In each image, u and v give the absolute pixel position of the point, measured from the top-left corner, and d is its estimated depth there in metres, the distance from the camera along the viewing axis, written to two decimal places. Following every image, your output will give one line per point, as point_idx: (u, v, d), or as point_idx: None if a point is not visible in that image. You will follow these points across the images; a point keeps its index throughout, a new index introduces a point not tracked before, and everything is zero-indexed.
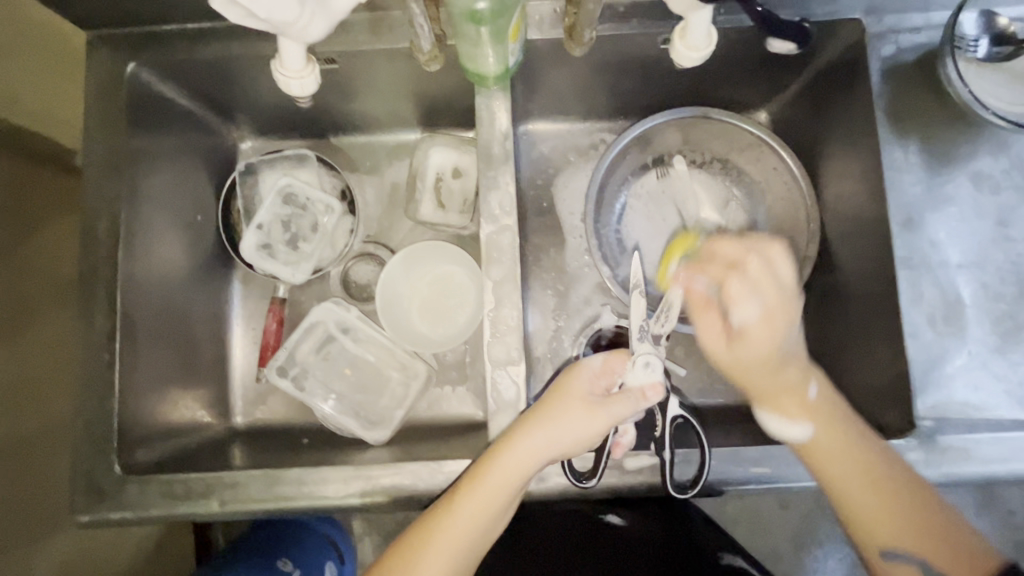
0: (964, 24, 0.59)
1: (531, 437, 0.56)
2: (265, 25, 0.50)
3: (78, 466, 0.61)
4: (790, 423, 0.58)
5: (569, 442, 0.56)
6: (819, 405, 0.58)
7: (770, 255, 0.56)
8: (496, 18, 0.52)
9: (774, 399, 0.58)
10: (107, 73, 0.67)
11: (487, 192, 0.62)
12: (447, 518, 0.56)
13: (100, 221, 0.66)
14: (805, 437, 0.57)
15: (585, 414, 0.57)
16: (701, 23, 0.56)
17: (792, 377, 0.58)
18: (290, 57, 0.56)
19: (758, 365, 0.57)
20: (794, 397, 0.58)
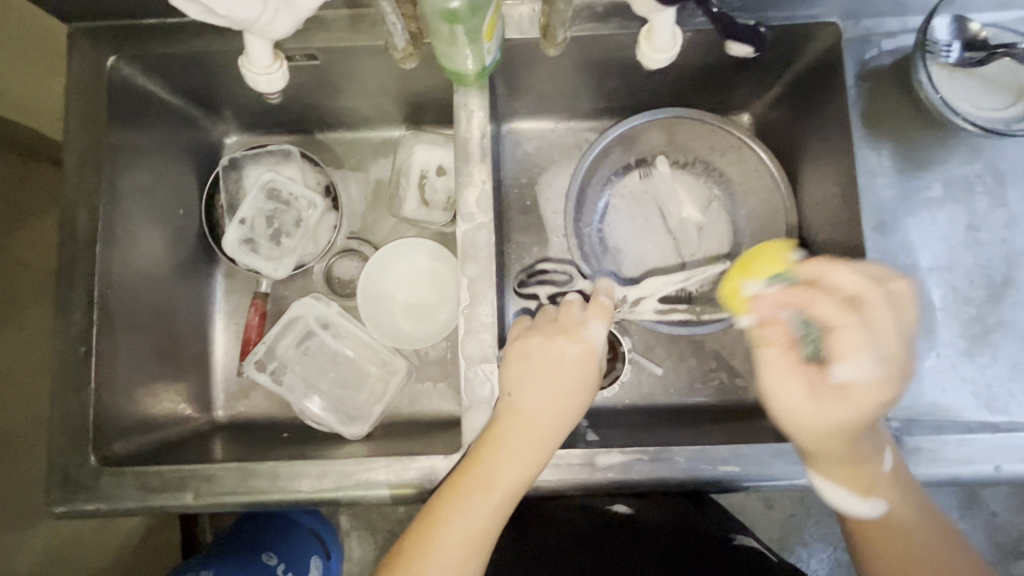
0: (937, 29, 0.60)
1: (548, 410, 0.59)
2: (225, 21, 0.51)
3: (54, 457, 0.62)
4: (863, 500, 0.57)
5: (570, 410, 0.60)
6: (889, 478, 0.56)
7: (897, 294, 0.54)
8: (470, 17, 0.52)
9: (850, 474, 0.56)
10: (88, 67, 0.67)
11: (464, 190, 0.62)
12: (455, 506, 0.56)
13: (79, 214, 0.66)
14: (878, 513, 0.57)
15: (582, 382, 0.61)
16: (666, 25, 0.58)
17: (867, 441, 0.55)
18: (257, 54, 0.58)
19: (865, 419, 0.54)
20: (855, 470, 0.56)
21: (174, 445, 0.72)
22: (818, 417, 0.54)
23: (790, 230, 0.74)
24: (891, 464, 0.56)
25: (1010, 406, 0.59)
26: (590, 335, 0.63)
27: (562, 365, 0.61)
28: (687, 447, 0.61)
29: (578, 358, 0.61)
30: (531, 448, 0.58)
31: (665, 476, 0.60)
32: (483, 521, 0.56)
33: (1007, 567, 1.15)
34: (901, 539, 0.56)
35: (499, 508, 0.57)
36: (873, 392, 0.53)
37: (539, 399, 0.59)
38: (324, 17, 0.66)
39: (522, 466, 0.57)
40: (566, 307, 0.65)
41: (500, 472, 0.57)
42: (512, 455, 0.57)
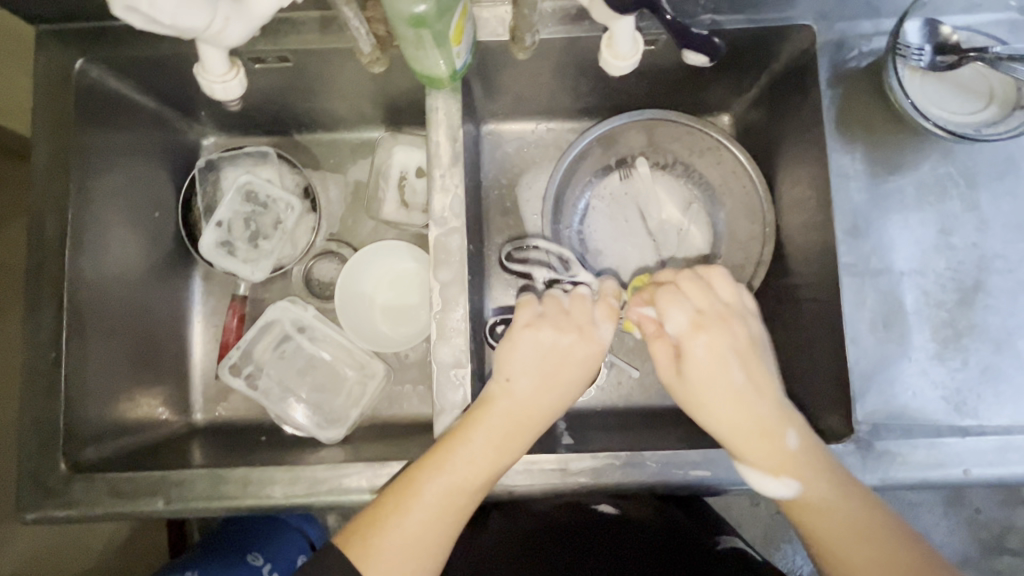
0: (908, 33, 0.60)
1: (542, 404, 0.59)
2: (171, 31, 0.50)
3: (24, 464, 0.62)
4: (773, 478, 0.55)
5: (563, 405, 0.61)
6: (798, 455, 0.54)
7: (710, 276, 0.60)
8: (437, 22, 0.51)
9: (741, 448, 0.56)
10: (56, 70, 0.66)
11: (435, 194, 0.62)
12: (434, 477, 0.55)
13: (48, 218, 0.66)
14: (793, 492, 0.54)
15: (581, 379, 0.61)
16: (625, 32, 0.59)
17: (762, 413, 0.55)
18: (212, 63, 0.59)
19: (713, 386, 0.56)
20: (772, 447, 0.55)
21: (149, 449, 0.72)
22: (706, 395, 0.56)
23: (767, 232, 0.74)
24: (797, 442, 0.55)
25: (980, 410, 0.59)
26: (600, 335, 0.62)
27: (569, 359, 0.61)
28: (658, 452, 0.61)
29: (584, 354, 0.61)
30: (517, 436, 0.58)
31: (635, 480, 0.60)
32: (458, 497, 0.56)
33: (989, 563, 1.15)
34: (817, 518, 0.53)
35: (477, 487, 0.56)
36: (735, 361, 0.57)
37: (534, 386, 0.60)
38: (294, 19, 0.65)
39: (505, 449, 0.58)
40: (577, 299, 0.64)
41: (482, 451, 0.57)
42: (498, 438, 0.57)
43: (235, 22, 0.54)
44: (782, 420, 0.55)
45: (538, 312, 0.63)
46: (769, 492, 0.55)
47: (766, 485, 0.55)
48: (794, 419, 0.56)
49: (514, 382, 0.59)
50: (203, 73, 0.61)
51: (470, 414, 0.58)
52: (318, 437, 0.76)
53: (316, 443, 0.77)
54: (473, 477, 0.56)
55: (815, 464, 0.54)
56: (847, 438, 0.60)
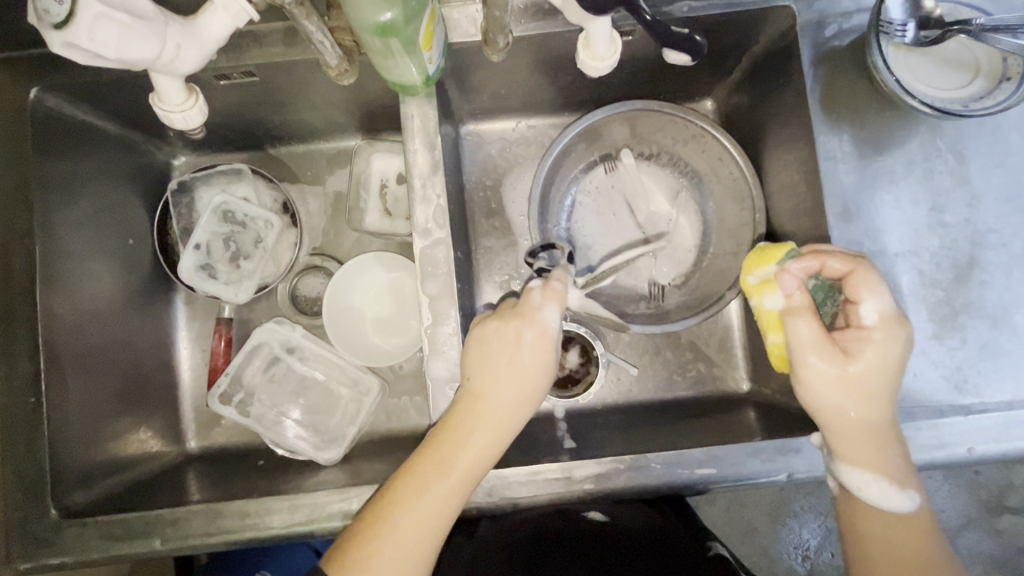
0: (890, 8, 0.58)
1: (502, 394, 0.57)
2: (116, 65, 0.48)
3: (11, 514, 0.60)
4: (898, 491, 0.55)
5: (524, 394, 0.58)
6: (911, 466, 0.56)
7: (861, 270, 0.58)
8: (405, 29, 0.49)
9: (880, 452, 0.55)
10: (10, 102, 0.63)
11: (417, 205, 0.60)
12: (410, 487, 0.55)
13: (14, 258, 0.63)
14: (912, 505, 0.55)
15: (537, 366, 0.58)
16: (602, 33, 0.56)
17: (892, 424, 0.55)
18: (169, 92, 0.56)
19: (878, 383, 0.54)
20: (896, 453, 0.55)
21: (143, 485, 0.70)
22: (850, 397, 0.54)
23: (758, 218, 0.72)
24: (910, 455, 0.57)
25: (981, 386, 0.58)
26: (544, 319, 0.59)
27: (519, 349, 0.58)
28: (662, 453, 0.61)
29: (533, 339, 0.58)
30: (493, 433, 0.56)
31: (640, 483, 0.60)
32: (439, 505, 0.55)
33: (990, 522, 1.17)
34: (909, 532, 0.55)
35: (451, 491, 0.55)
36: (884, 358, 0.53)
37: (499, 384, 0.57)
38: (256, 32, 0.62)
39: (475, 447, 0.56)
40: (525, 291, 0.61)
41: (456, 455, 0.55)
42: (472, 439, 0.56)
43: (188, 48, 0.51)
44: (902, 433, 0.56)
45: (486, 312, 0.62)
46: (875, 498, 0.56)
47: (873, 490, 0.55)
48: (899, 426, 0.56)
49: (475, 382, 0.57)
50: (159, 102, 0.58)
51: (439, 422, 0.57)
52: (315, 459, 0.75)
53: (315, 464, 0.75)
54: (450, 481, 0.55)
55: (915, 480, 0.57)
56: None
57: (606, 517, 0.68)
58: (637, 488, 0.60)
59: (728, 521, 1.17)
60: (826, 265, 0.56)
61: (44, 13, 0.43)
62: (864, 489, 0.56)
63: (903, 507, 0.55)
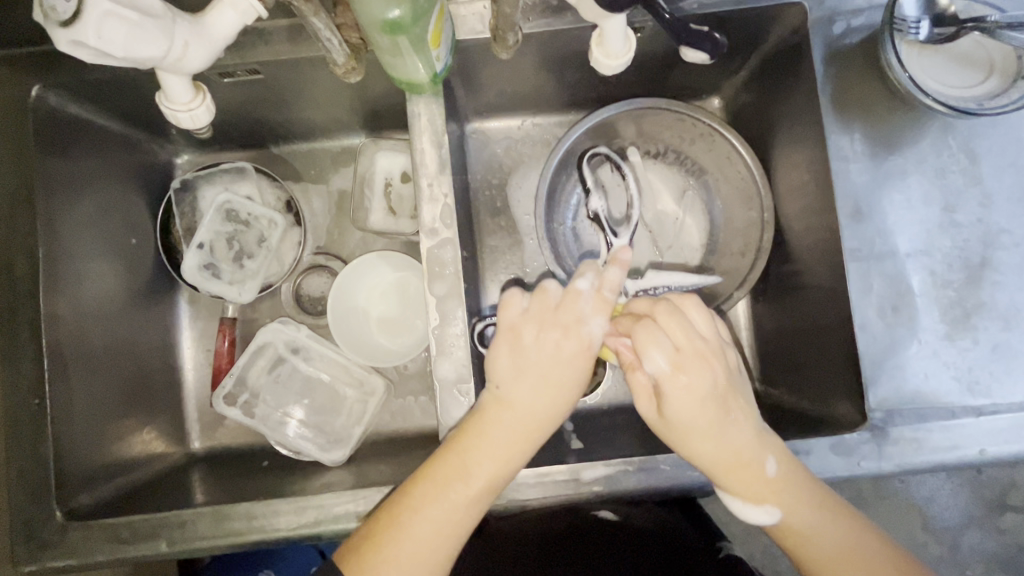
0: (905, 5, 0.58)
1: (534, 406, 0.56)
2: (124, 63, 0.48)
3: (16, 516, 0.60)
4: (759, 507, 0.54)
5: (557, 409, 0.57)
6: (779, 482, 0.54)
7: (681, 305, 0.57)
8: (413, 27, 0.48)
9: (734, 477, 0.54)
10: (12, 100, 0.62)
11: (424, 205, 0.60)
12: (430, 493, 0.54)
13: (18, 256, 0.63)
14: (774, 519, 0.54)
15: (574, 381, 0.57)
16: (617, 30, 0.56)
17: (748, 447, 0.54)
18: (175, 92, 0.55)
19: (693, 421, 0.53)
20: (752, 474, 0.54)
21: (147, 486, 0.70)
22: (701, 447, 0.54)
23: (766, 219, 0.72)
24: (777, 469, 0.54)
25: (993, 388, 0.58)
26: (589, 333, 0.56)
27: (555, 363, 0.56)
28: (672, 455, 0.60)
29: (572, 354, 0.56)
30: (519, 442, 0.56)
31: (650, 485, 0.60)
32: (459, 512, 0.54)
33: (992, 522, 1.16)
34: (805, 544, 0.53)
35: (473, 501, 0.55)
36: (698, 395, 0.53)
37: (529, 393, 0.56)
38: (261, 29, 0.61)
39: (501, 460, 0.55)
40: (574, 292, 0.57)
41: (480, 463, 0.55)
42: (497, 448, 0.55)
43: (197, 47, 0.50)
44: (760, 447, 0.54)
45: (521, 308, 0.58)
46: (749, 517, 0.55)
47: (744, 512, 0.55)
48: (774, 445, 0.55)
49: (505, 389, 0.57)
50: (165, 100, 0.57)
51: (464, 425, 0.57)
52: (320, 460, 0.75)
53: (320, 464, 0.75)
54: (473, 489, 0.55)
55: (802, 491, 0.54)
56: (860, 426, 0.59)
57: (615, 515, 0.68)
58: (645, 490, 0.60)
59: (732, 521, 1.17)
60: (618, 325, 0.57)
61: (52, 11, 0.43)
62: (745, 514, 0.55)
63: (771, 519, 0.54)
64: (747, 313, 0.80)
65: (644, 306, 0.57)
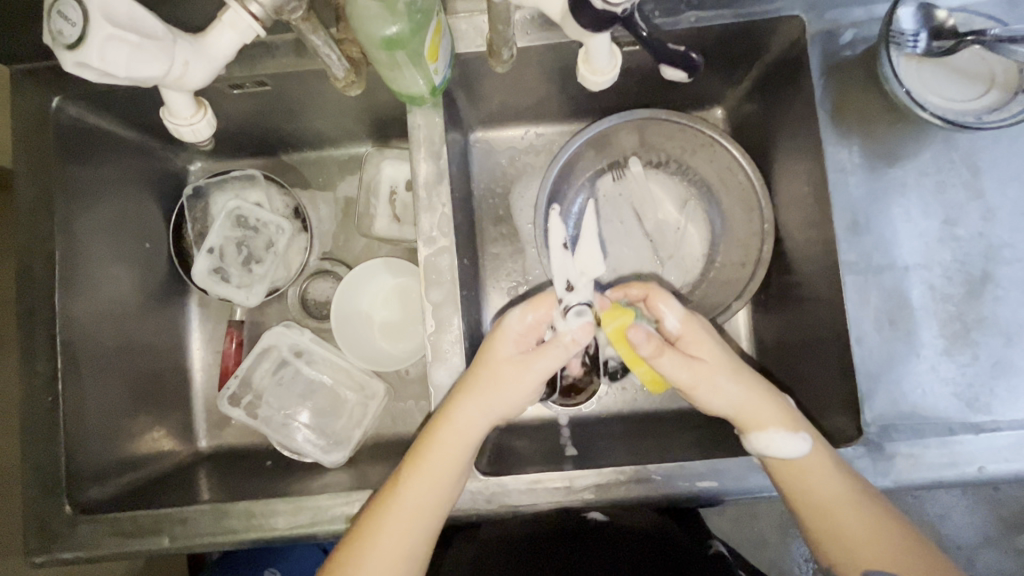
0: (902, 19, 0.58)
1: (464, 411, 0.57)
2: (128, 82, 0.50)
3: (29, 509, 0.63)
4: (792, 435, 0.57)
5: (485, 408, 0.58)
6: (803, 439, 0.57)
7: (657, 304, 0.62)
8: (409, 43, 0.50)
9: (754, 416, 0.59)
10: (35, 112, 0.66)
11: (422, 213, 0.61)
12: (385, 504, 0.57)
13: (36, 260, 0.66)
14: (795, 457, 0.57)
15: (498, 378, 0.58)
16: (602, 49, 0.56)
17: (760, 397, 0.59)
18: (179, 106, 0.57)
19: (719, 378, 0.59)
20: (782, 414, 0.59)
21: (154, 483, 0.72)
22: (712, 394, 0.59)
23: (766, 229, 0.72)
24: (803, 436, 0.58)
25: (994, 404, 0.57)
26: (510, 328, 0.61)
27: (482, 361, 0.60)
28: (663, 464, 0.61)
29: (498, 353, 0.60)
30: (450, 460, 0.57)
31: (641, 494, 0.60)
32: (403, 521, 0.56)
33: (1011, 541, 1.13)
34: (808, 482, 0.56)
35: (419, 509, 0.57)
36: (721, 379, 0.59)
37: (462, 408, 0.58)
38: (268, 43, 0.64)
39: (437, 467, 0.57)
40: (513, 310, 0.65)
41: (417, 475, 0.57)
42: (432, 459, 0.57)
43: (197, 66, 0.53)
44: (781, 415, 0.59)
45: None
46: (782, 454, 0.57)
47: (768, 445, 0.58)
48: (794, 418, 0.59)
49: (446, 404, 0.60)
50: (168, 115, 0.59)
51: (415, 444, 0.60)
52: (321, 461, 0.76)
53: (321, 465, 0.77)
54: (407, 509, 0.57)
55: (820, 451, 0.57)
56: (856, 441, 0.59)
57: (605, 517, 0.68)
58: (636, 499, 0.60)
59: (738, 533, 1.16)
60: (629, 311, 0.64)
61: (59, 35, 0.45)
62: (771, 447, 0.57)
63: (802, 450, 0.57)
64: (748, 323, 0.80)
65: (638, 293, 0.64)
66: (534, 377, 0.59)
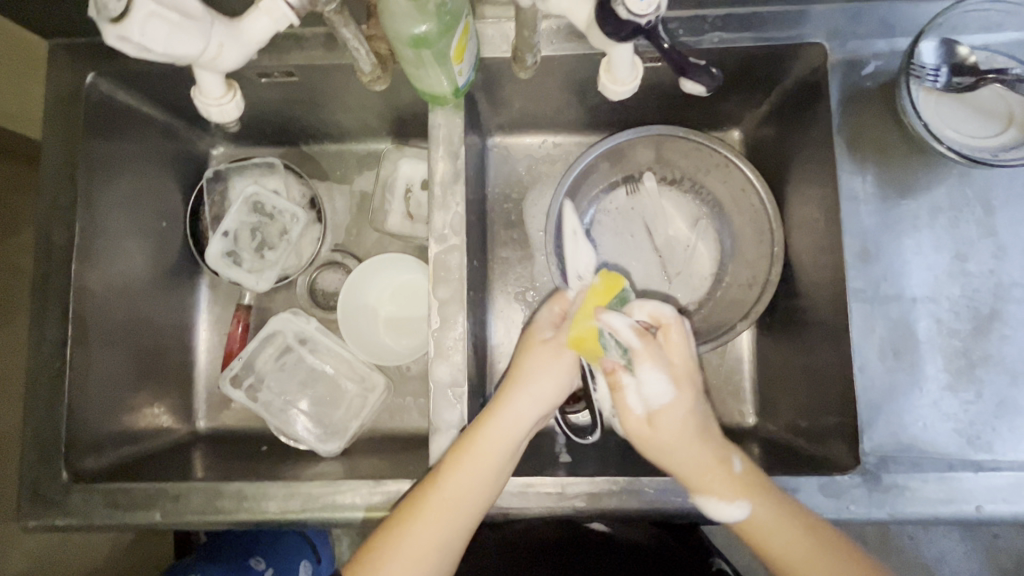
0: (923, 53, 0.59)
1: (519, 406, 0.61)
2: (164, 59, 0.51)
3: (27, 472, 0.64)
4: (729, 502, 0.57)
5: (540, 406, 0.62)
6: (748, 475, 0.58)
7: (670, 333, 0.60)
8: (436, 42, 0.51)
9: (695, 477, 0.58)
10: (69, 86, 0.68)
11: (435, 211, 0.62)
12: (423, 502, 0.57)
13: (57, 230, 0.68)
14: (743, 514, 0.56)
15: (544, 379, 0.63)
16: (624, 59, 0.57)
17: (706, 444, 0.58)
18: (209, 85, 0.58)
19: (681, 439, 0.58)
20: (722, 475, 0.58)
21: (150, 459, 0.73)
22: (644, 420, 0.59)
23: (776, 252, 0.72)
24: (743, 465, 0.58)
25: (995, 444, 0.57)
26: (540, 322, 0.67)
27: (522, 363, 0.64)
28: (656, 478, 0.60)
29: (536, 354, 0.64)
30: (494, 457, 0.58)
31: (633, 506, 0.59)
32: (446, 515, 0.57)
33: None
34: (767, 536, 0.56)
35: (461, 507, 0.57)
36: (683, 441, 0.58)
37: (514, 402, 0.61)
38: (299, 35, 0.65)
39: (484, 466, 0.57)
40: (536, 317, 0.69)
41: (464, 476, 0.57)
42: (482, 460, 0.57)
43: (230, 47, 0.54)
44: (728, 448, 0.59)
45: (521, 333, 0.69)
46: (719, 515, 0.58)
47: (715, 508, 0.58)
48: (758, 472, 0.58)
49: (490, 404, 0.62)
50: (199, 94, 0.60)
51: (455, 447, 0.58)
52: (317, 449, 0.77)
53: (316, 454, 0.77)
54: (448, 501, 0.57)
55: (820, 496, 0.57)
56: (852, 470, 0.58)
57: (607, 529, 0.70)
58: (628, 513, 0.60)
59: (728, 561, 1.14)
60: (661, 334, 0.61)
61: (103, 9, 0.46)
62: (711, 507, 0.58)
63: (738, 516, 0.57)
64: (751, 346, 0.79)
65: (663, 331, 0.61)
66: (571, 366, 0.63)
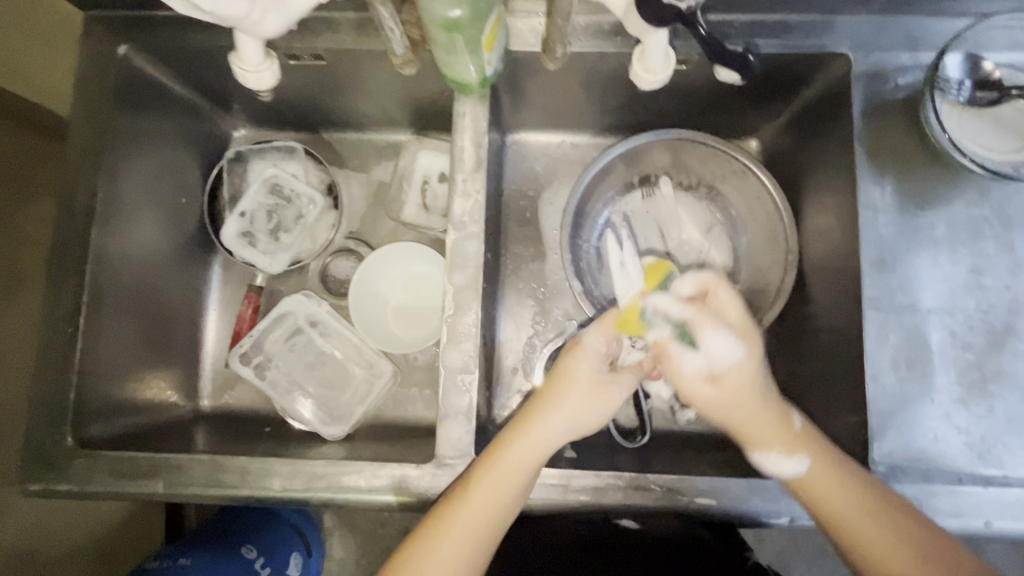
0: (949, 66, 0.60)
1: (547, 420, 0.59)
2: (210, 18, 0.52)
3: (32, 436, 0.63)
4: (786, 456, 0.58)
5: (575, 425, 0.60)
6: (803, 434, 0.58)
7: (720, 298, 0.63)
8: (469, 27, 0.52)
9: (754, 431, 0.59)
10: (100, 57, 0.69)
11: (456, 197, 0.62)
12: (448, 515, 0.56)
13: (79, 197, 0.68)
14: (801, 470, 0.57)
15: (579, 397, 0.61)
16: (658, 48, 0.58)
17: (766, 406, 0.60)
18: (248, 51, 0.60)
19: (747, 400, 0.59)
20: (780, 430, 0.59)
21: (153, 432, 0.73)
22: (707, 390, 0.61)
23: (789, 261, 0.73)
24: (802, 424, 0.59)
25: (1006, 459, 0.56)
26: (586, 342, 0.63)
27: (560, 377, 0.62)
28: (664, 476, 0.60)
29: (579, 372, 0.62)
30: (519, 471, 0.57)
31: (638, 503, 0.59)
32: (474, 527, 0.56)
33: None
34: (830, 496, 0.55)
35: (489, 519, 0.56)
36: (749, 398, 0.60)
37: (541, 416, 0.60)
38: (331, 19, 0.67)
39: (509, 480, 0.56)
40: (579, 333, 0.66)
41: (491, 491, 0.56)
42: (508, 473, 0.56)
43: (274, 14, 0.55)
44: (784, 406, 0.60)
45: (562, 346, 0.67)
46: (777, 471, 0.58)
47: (772, 463, 0.58)
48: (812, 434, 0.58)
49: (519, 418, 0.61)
50: (237, 61, 0.62)
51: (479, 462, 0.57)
52: (320, 433, 0.76)
53: (318, 438, 0.77)
54: (475, 512, 0.56)
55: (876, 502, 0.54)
56: None
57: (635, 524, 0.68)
58: (634, 508, 0.59)
59: None
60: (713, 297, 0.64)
61: None
62: (773, 463, 0.58)
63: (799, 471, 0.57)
64: None
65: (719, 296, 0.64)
66: (605, 398, 0.61)
